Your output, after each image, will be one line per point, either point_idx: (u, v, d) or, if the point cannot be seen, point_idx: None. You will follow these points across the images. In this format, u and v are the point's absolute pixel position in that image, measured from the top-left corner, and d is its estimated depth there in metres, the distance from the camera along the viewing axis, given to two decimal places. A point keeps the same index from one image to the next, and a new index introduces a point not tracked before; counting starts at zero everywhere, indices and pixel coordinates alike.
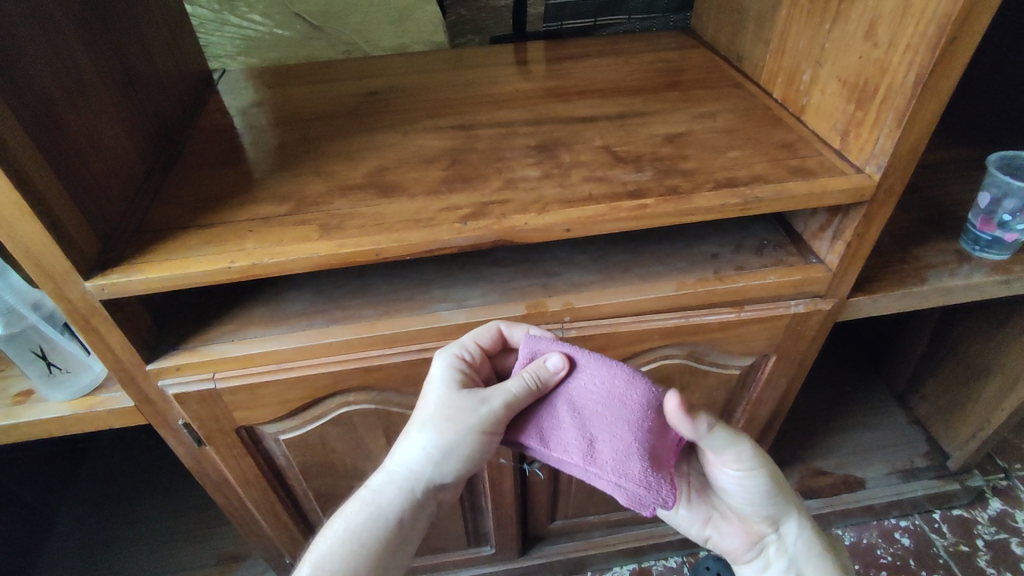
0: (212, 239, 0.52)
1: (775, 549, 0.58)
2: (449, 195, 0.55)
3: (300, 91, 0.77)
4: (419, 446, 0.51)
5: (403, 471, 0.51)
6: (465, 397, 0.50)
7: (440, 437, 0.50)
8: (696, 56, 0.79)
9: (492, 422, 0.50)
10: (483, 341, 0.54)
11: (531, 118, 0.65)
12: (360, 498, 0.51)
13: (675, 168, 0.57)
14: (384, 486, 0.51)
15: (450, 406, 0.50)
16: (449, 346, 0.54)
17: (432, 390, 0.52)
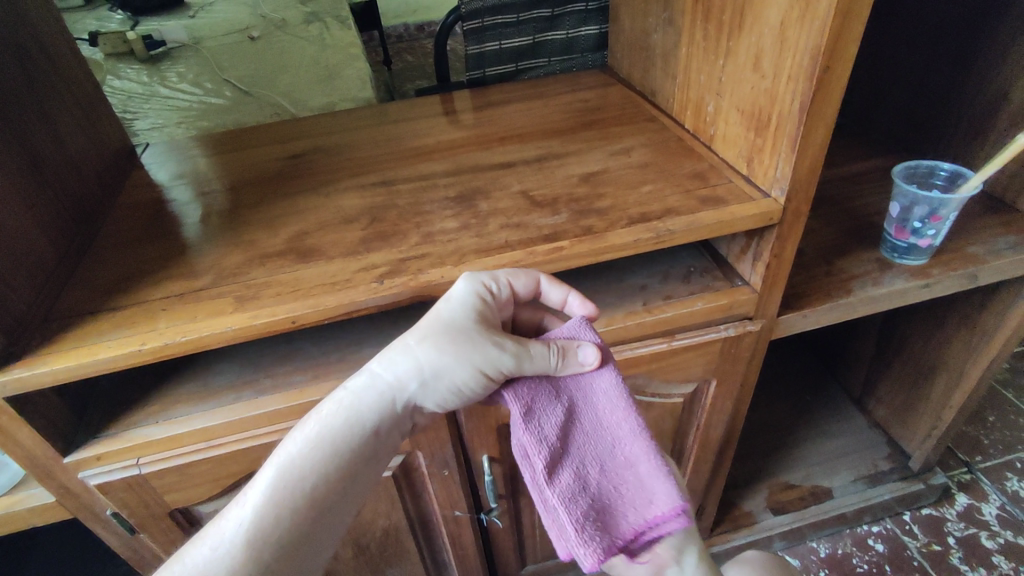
0: (122, 321, 0.50)
1: None
2: (367, 254, 0.55)
3: (225, 158, 0.76)
4: (412, 363, 0.47)
5: (387, 383, 0.47)
6: (483, 333, 0.47)
7: (442, 358, 0.46)
8: (614, 92, 0.81)
9: (500, 368, 0.47)
10: (508, 282, 0.50)
11: (451, 169, 0.66)
12: (327, 404, 0.46)
13: (591, 208, 0.57)
14: (356, 398, 0.46)
15: (459, 332, 0.47)
16: (478, 272, 0.50)
17: (448, 313, 0.48)
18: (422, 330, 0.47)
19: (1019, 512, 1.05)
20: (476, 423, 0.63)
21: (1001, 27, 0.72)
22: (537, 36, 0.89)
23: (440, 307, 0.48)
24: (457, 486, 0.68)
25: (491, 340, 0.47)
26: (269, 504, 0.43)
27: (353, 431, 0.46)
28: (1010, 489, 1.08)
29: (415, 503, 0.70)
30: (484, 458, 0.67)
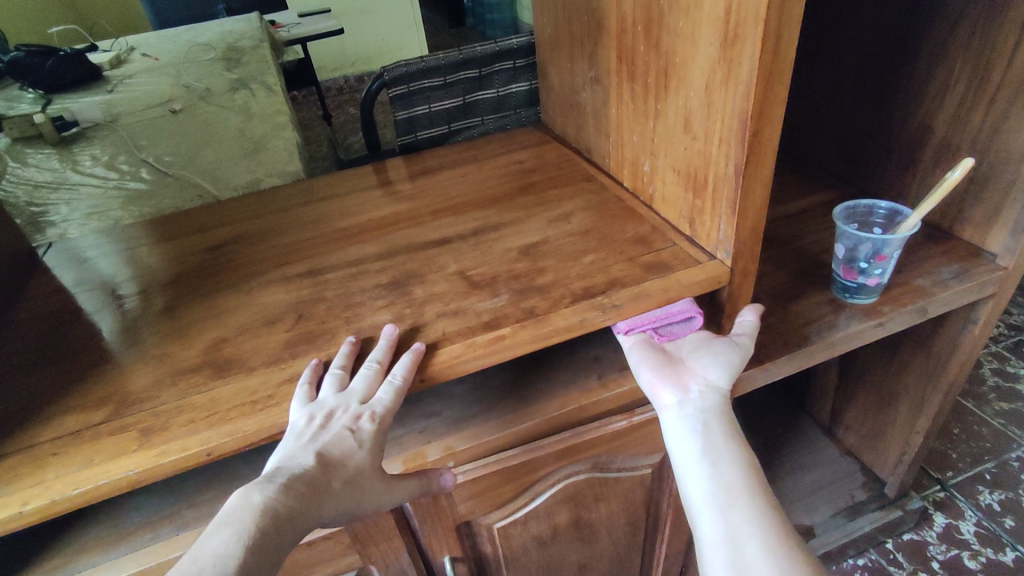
0: (5, 474, 0.43)
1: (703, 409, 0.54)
2: (293, 362, 0.50)
3: (136, 255, 0.70)
4: (289, 470, 0.43)
5: (266, 486, 0.42)
6: (378, 473, 0.46)
7: (344, 500, 0.44)
8: (549, 150, 0.79)
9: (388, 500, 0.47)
10: (366, 378, 0.46)
11: (383, 251, 0.62)
12: (209, 529, 0.39)
13: (532, 286, 0.54)
14: (235, 514, 0.40)
15: (361, 474, 0.45)
16: (353, 406, 0.45)
17: (348, 448, 0.45)
18: (291, 443, 0.44)
19: (996, 527, 1.04)
20: (433, 528, 0.57)
21: (915, 62, 0.73)
22: (466, 97, 0.87)
23: (304, 411, 0.44)
24: None
25: (356, 438, 0.45)
26: None
27: (231, 546, 0.38)
28: (984, 503, 1.08)
29: None
30: (446, 560, 0.61)
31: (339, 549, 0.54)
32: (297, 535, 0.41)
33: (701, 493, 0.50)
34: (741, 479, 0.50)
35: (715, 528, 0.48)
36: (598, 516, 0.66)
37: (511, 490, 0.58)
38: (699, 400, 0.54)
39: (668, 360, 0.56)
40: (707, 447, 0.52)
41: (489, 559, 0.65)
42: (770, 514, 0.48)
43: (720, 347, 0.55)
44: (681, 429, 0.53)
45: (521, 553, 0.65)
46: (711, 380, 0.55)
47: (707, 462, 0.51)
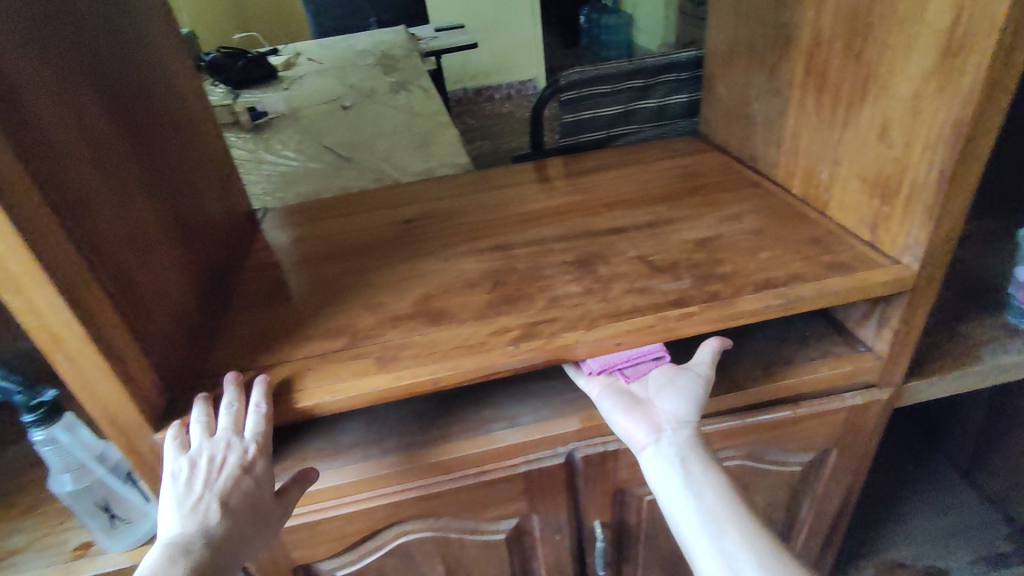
0: (273, 379, 0.52)
1: (674, 445, 0.53)
2: (498, 318, 0.56)
3: (337, 221, 0.80)
4: (201, 518, 0.47)
5: (190, 532, 0.46)
6: (244, 511, 0.49)
7: (233, 540, 0.48)
8: (709, 158, 0.83)
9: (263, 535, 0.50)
10: (230, 415, 0.50)
11: (564, 234, 0.69)
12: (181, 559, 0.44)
13: (713, 274, 0.58)
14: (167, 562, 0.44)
15: (234, 513, 0.48)
16: (234, 443, 0.48)
17: (201, 492, 0.47)
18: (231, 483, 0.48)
19: None
20: (593, 488, 0.62)
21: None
22: (629, 105, 0.93)
23: (204, 449, 0.47)
24: (567, 550, 0.67)
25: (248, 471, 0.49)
26: None
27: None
28: None
29: (524, 569, 0.69)
30: (596, 524, 0.65)
31: (512, 493, 0.60)
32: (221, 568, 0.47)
33: (692, 527, 0.50)
34: (724, 505, 0.51)
35: (712, 559, 0.49)
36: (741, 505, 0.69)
37: None
38: (672, 436, 0.54)
39: (637, 401, 0.55)
40: (688, 480, 0.52)
41: (630, 533, 0.69)
42: (757, 531, 0.50)
43: (684, 381, 0.55)
44: (659, 469, 0.53)
45: (662, 530, 0.69)
46: (678, 414, 0.54)
47: (692, 493, 0.51)
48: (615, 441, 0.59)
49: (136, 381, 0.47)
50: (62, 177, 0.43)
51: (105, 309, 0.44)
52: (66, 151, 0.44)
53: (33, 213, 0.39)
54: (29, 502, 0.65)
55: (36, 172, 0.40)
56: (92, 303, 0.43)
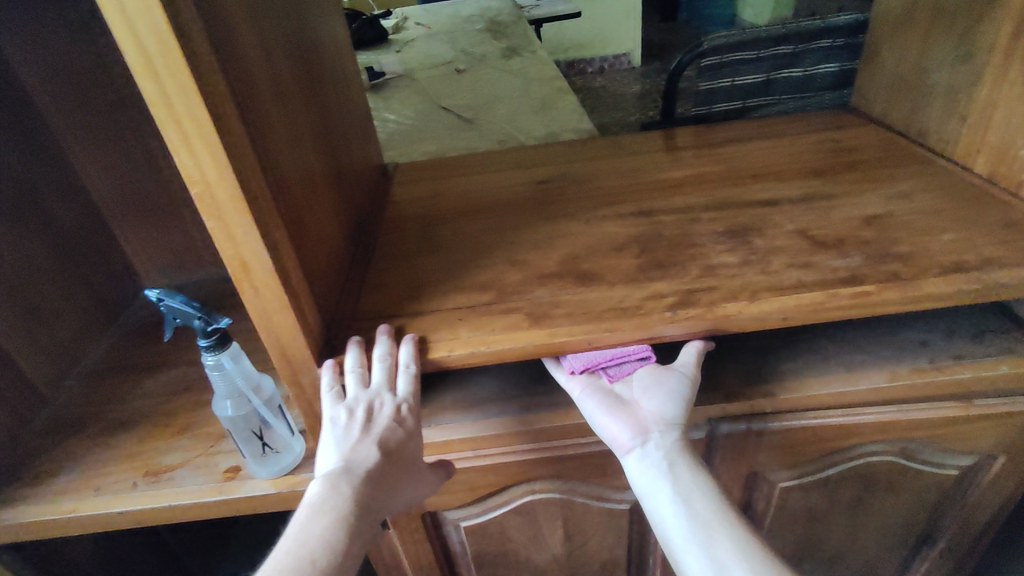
0: (426, 326, 0.53)
1: (662, 448, 0.52)
2: (650, 283, 0.54)
3: (467, 180, 0.80)
4: (357, 466, 0.47)
5: (346, 480, 0.46)
6: (400, 458, 0.49)
7: (390, 485, 0.49)
8: (866, 132, 0.76)
9: (413, 482, 0.51)
10: (384, 370, 0.49)
11: (711, 203, 0.65)
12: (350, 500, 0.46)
13: (887, 253, 0.54)
14: (327, 502, 0.45)
15: (392, 460, 0.49)
16: (389, 392, 0.49)
17: (362, 438, 0.48)
18: (388, 437, 0.48)
19: None
20: (728, 469, 0.60)
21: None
22: (773, 74, 0.87)
23: (363, 398, 0.48)
24: None
25: (403, 428, 0.49)
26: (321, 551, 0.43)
27: (333, 532, 0.44)
28: None
29: (639, 543, 0.68)
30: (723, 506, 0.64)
31: None
32: (373, 520, 0.47)
33: (680, 533, 0.48)
34: (717, 509, 0.48)
35: (700, 565, 0.46)
36: (880, 505, 0.65)
37: (812, 452, 0.59)
38: (659, 439, 0.52)
39: (620, 402, 0.53)
40: (676, 486, 0.50)
41: (755, 520, 0.66)
42: (749, 538, 0.47)
43: (669, 381, 0.52)
44: (647, 475, 0.50)
45: (790, 520, 0.66)
46: (665, 415, 0.52)
47: (680, 498, 0.49)
48: (761, 422, 0.56)
49: (306, 316, 0.49)
50: (256, 112, 0.44)
51: (285, 243, 0.46)
52: (260, 89, 0.45)
53: (239, 144, 0.40)
54: (183, 423, 0.70)
55: (241, 106, 0.41)
56: (276, 235, 0.44)
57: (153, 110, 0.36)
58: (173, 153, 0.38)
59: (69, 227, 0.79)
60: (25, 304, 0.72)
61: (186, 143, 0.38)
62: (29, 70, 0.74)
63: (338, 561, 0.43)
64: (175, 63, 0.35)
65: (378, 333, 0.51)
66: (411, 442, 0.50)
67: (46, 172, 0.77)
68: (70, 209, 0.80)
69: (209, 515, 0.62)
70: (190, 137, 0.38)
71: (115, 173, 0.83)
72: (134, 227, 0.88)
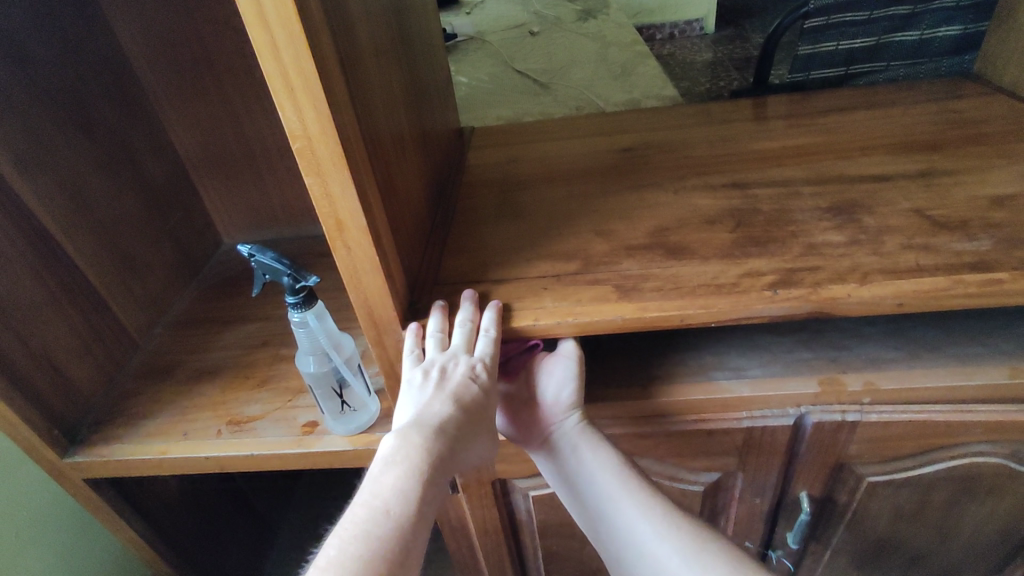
0: (510, 294, 0.52)
1: (561, 434, 0.51)
2: (747, 260, 0.51)
3: (546, 146, 0.77)
4: (430, 419, 0.43)
5: (419, 434, 0.42)
6: (476, 417, 0.45)
7: (466, 442, 0.44)
8: (992, 104, 0.69)
9: (486, 443, 0.47)
10: (463, 334, 0.47)
11: (811, 176, 0.61)
12: (427, 454, 0.41)
13: (1021, 237, 0.48)
14: (400, 453, 0.41)
15: (469, 417, 0.44)
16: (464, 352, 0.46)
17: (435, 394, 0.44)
18: (463, 393, 0.44)
19: None
20: (814, 459, 0.57)
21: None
22: (883, 37, 0.79)
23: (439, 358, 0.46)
24: (762, 515, 0.63)
25: (479, 386, 0.45)
26: (399, 504, 0.38)
27: (410, 484, 0.39)
28: None
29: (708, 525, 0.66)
30: (803, 494, 0.60)
31: (726, 448, 0.56)
32: (447, 478, 0.42)
33: (596, 512, 0.49)
34: (619, 482, 0.48)
35: (620, 541, 0.47)
36: (977, 509, 0.61)
37: (910, 447, 0.55)
38: (559, 426, 0.51)
39: (516, 400, 0.54)
40: (582, 470, 0.49)
41: (835, 513, 0.63)
42: (656, 504, 0.47)
43: (551, 368, 0.52)
44: (555, 464, 0.51)
45: (873, 516, 0.63)
46: (560, 402, 0.51)
47: (584, 482, 0.49)
48: (857, 412, 0.53)
49: (394, 278, 0.48)
50: (355, 67, 0.43)
51: (378, 203, 0.45)
52: (359, 44, 0.44)
53: (341, 98, 0.39)
54: (262, 376, 0.73)
55: (343, 60, 0.40)
56: (370, 194, 0.44)
57: (262, 61, 0.36)
58: (277, 107, 0.38)
59: (159, 182, 0.82)
60: (120, 254, 0.75)
61: (291, 95, 0.37)
62: (125, 25, 0.76)
63: (416, 514, 0.38)
64: (286, 12, 0.34)
65: (462, 298, 0.50)
66: (486, 402, 0.46)
67: (139, 127, 0.79)
68: (160, 164, 0.83)
69: (287, 466, 0.64)
70: (296, 91, 0.37)
71: (200, 130, 0.85)
72: (216, 183, 0.90)
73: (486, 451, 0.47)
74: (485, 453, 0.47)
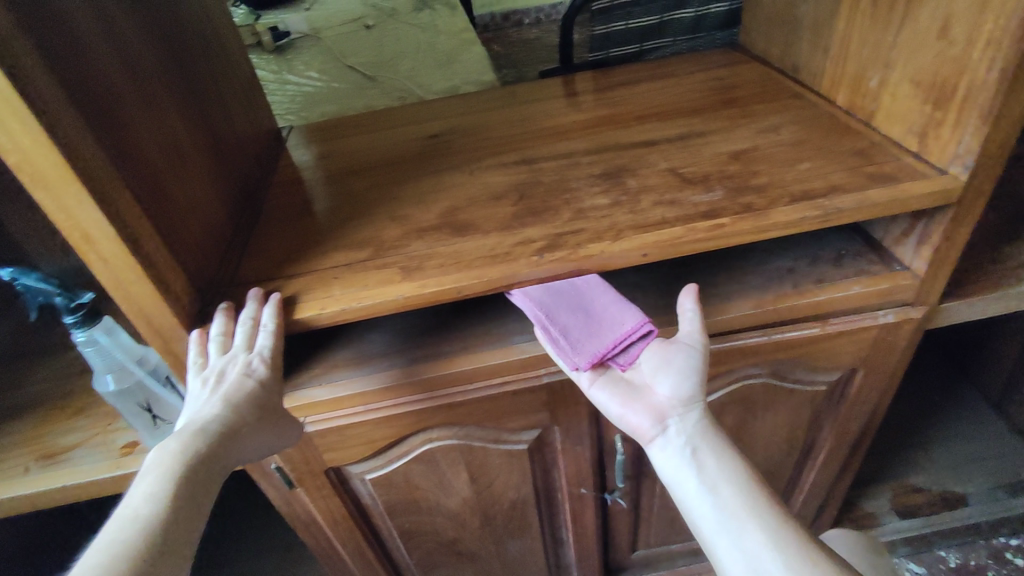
0: (303, 287, 0.53)
1: (680, 430, 0.53)
2: (522, 229, 0.55)
3: (362, 139, 0.79)
4: (199, 421, 0.47)
5: (186, 437, 0.46)
6: (251, 412, 0.49)
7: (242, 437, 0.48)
8: (749, 69, 0.78)
9: (267, 434, 0.51)
10: (243, 333, 0.49)
11: (590, 147, 0.66)
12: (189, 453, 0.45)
13: (747, 185, 0.56)
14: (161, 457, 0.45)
15: (242, 413, 0.48)
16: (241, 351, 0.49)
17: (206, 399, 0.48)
18: (235, 392, 0.48)
19: None
20: None
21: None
22: (665, 15, 0.88)
23: (216, 363, 0.48)
24: (587, 462, 0.69)
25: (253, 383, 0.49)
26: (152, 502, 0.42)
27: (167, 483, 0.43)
28: None
29: (545, 478, 0.71)
30: (617, 437, 0.67)
31: (535, 404, 0.61)
32: (223, 472, 0.47)
33: (707, 522, 0.48)
34: (744, 498, 0.48)
35: (732, 559, 0.45)
36: (762, 425, 0.70)
37: None
38: (678, 421, 0.54)
39: (631, 388, 0.56)
40: (702, 475, 0.50)
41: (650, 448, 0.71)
42: (781, 520, 0.46)
43: (679, 358, 0.53)
44: (670, 463, 0.52)
45: None
46: (680, 397, 0.54)
47: (707, 490, 0.49)
48: None
49: (173, 284, 0.48)
50: (85, 76, 0.42)
51: (134, 211, 0.45)
52: (88, 51, 0.44)
53: (57, 107, 0.39)
54: (82, 404, 0.70)
55: (57, 68, 0.40)
56: (120, 203, 0.43)
57: None
58: None
59: None
60: None
61: None
62: None
63: (171, 507, 0.42)
64: None
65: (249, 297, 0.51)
66: (263, 397, 0.50)
67: None
68: None
69: (111, 492, 0.62)
70: None
71: None
72: None
73: (269, 441, 0.52)
74: (269, 443, 0.52)
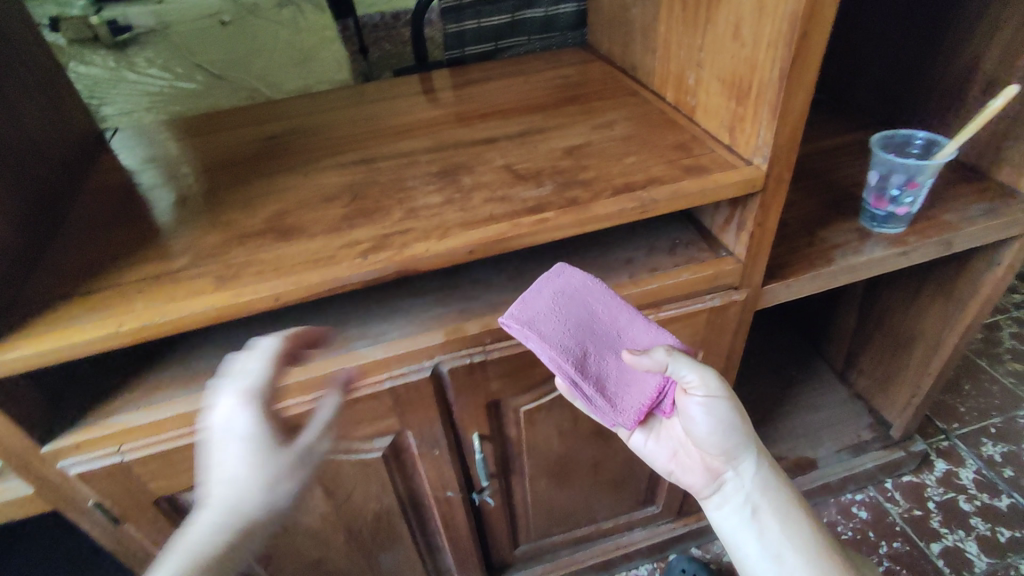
0: (101, 304, 0.48)
1: (733, 487, 0.59)
2: (351, 231, 0.53)
3: (197, 142, 0.73)
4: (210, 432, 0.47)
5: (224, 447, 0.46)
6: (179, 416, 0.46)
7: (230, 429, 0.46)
8: (593, 68, 0.80)
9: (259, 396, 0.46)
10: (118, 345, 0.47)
11: (432, 146, 0.65)
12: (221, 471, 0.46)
13: (575, 180, 0.57)
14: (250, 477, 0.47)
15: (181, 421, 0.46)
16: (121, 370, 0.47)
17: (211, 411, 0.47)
18: None
19: (994, 476, 1.07)
20: (465, 402, 0.62)
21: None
22: (516, 14, 0.89)
23: None
24: (447, 465, 0.68)
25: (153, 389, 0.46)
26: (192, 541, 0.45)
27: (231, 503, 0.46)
28: (986, 453, 1.10)
29: (408, 485, 0.70)
30: (474, 436, 0.67)
31: (382, 411, 0.59)
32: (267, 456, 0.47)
33: None
34: (809, 562, 0.54)
35: None
36: None
37: (540, 373, 0.63)
38: (732, 478, 0.59)
39: (681, 446, 0.63)
40: (762, 538, 0.56)
41: (512, 443, 0.71)
42: None
43: (709, 412, 0.55)
44: (729, 522, 0.58)
45: (542, 440, 0.72)
46: (729, 456, 0.58)
47: (768, 556, 0.55)
48: (482, 353, 0.59)
49: None
50: None
51: None
52: None
53: None
54: None
55: None
56: None
57: None
58: None
59: None
60: None
61: None
62: None
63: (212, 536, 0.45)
64: None
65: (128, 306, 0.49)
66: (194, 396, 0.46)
67: None
68: None
69: None
70: None
71: None
72: None
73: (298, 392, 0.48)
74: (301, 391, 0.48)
